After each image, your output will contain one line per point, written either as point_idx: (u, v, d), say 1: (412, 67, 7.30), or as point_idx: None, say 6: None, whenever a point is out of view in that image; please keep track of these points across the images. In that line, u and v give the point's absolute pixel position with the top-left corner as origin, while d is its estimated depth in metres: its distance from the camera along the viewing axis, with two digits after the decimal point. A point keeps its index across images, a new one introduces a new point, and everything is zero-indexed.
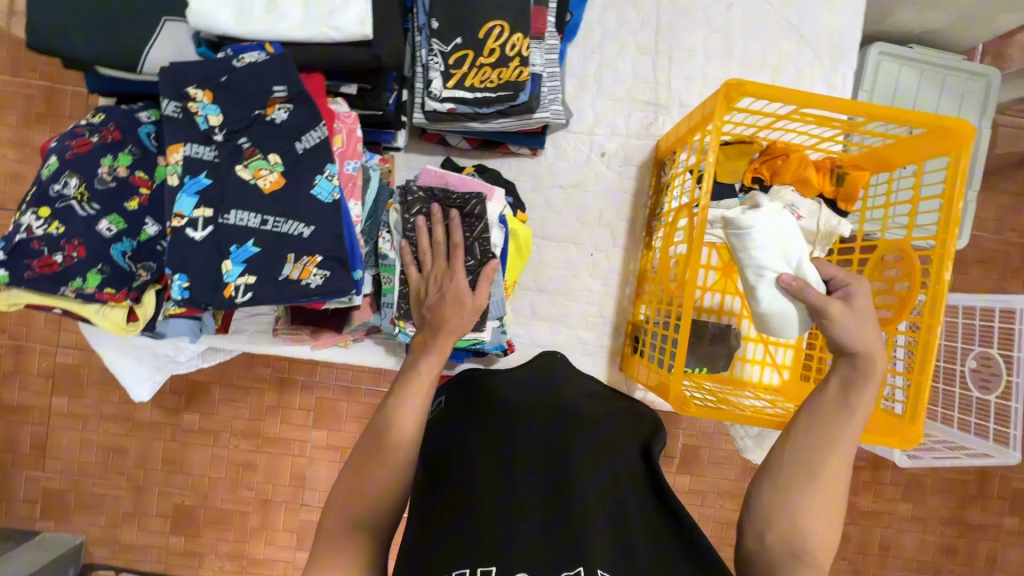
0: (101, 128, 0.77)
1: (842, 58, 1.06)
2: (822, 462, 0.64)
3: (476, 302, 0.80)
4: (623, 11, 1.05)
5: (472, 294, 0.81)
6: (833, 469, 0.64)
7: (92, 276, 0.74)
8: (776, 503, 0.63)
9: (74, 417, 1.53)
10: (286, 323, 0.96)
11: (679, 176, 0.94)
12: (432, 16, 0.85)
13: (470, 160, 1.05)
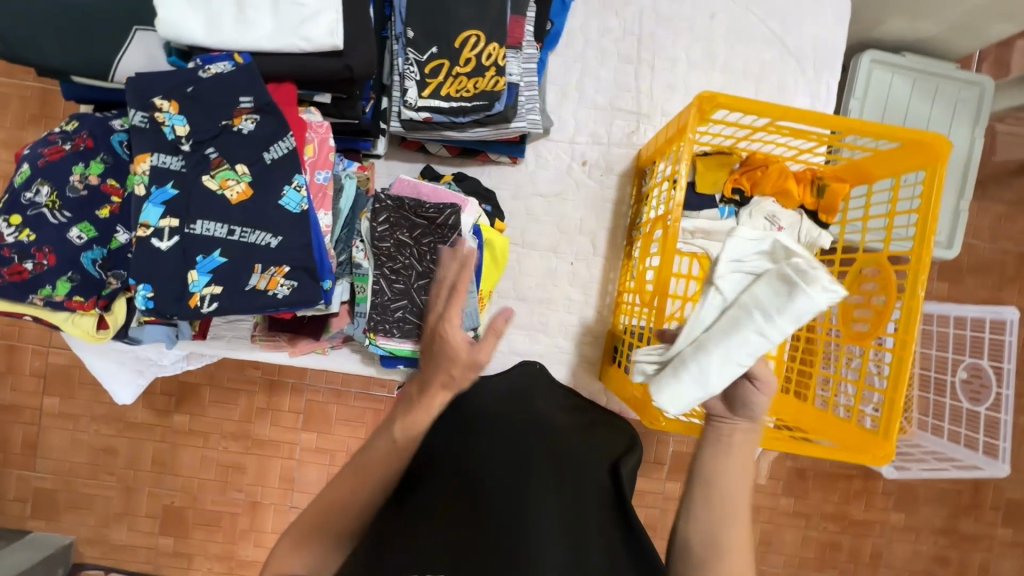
0: (74, 136, 0.77)
1: (827, 68, 1.06)
2: (728, 530, 0.60)
3: (474, 358, 0.63)
4: (606, 20, 1.05)
5: (470, 349, 0.63)
6: (739, 534, 0.61)
7: (62, 284, 0.74)
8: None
9: (64, 417, 1.53)
10: (263, 330, 0.97)
11: (657, 186, 0.93)
12: (408, 25, 0.85)
13: (450, 167, 1.05)
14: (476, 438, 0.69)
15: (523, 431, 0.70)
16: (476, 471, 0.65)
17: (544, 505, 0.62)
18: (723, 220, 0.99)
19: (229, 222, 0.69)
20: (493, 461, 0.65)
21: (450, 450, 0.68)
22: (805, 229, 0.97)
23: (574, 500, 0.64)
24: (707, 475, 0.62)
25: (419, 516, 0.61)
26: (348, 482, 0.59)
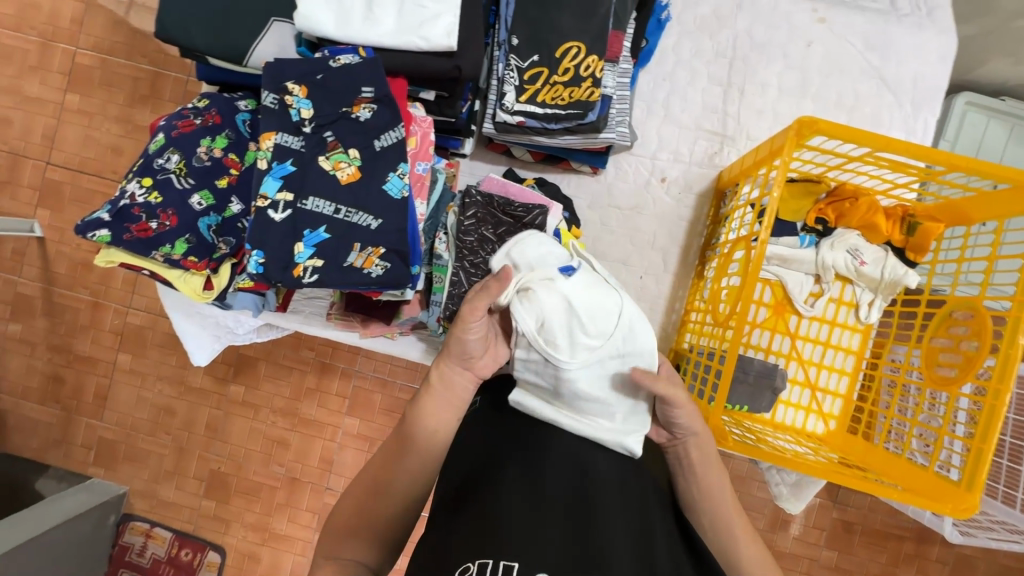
0: (204, 112, 0.85)
1: (925, 105, 1.03)
2: (734, 550, 0.68)
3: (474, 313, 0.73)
4: (699, 42, 1.06)
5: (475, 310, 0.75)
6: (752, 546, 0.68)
7: (180, 244, 0.81)
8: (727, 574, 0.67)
9: (134, 373, 1.65)
10: (338, 309, 1.00)
11: (740, 209, 0.93)
12: (513, 33, 0.89)
13: (532, 172, 1.08)
14: (540, 438, 0.69)
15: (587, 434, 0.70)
16: (542, 465, 0.65)
17: (614, 507, 0.61)
18: (803, 248, 0.99)
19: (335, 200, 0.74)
20: (560, 459, 0.66)
21: (515, 443, 0.69)
22: (890, 267, 0.95)
23: (640, 506, 0.64)
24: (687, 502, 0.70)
25: (481, 506, 0.61)
26: (377, 484, 0.68)
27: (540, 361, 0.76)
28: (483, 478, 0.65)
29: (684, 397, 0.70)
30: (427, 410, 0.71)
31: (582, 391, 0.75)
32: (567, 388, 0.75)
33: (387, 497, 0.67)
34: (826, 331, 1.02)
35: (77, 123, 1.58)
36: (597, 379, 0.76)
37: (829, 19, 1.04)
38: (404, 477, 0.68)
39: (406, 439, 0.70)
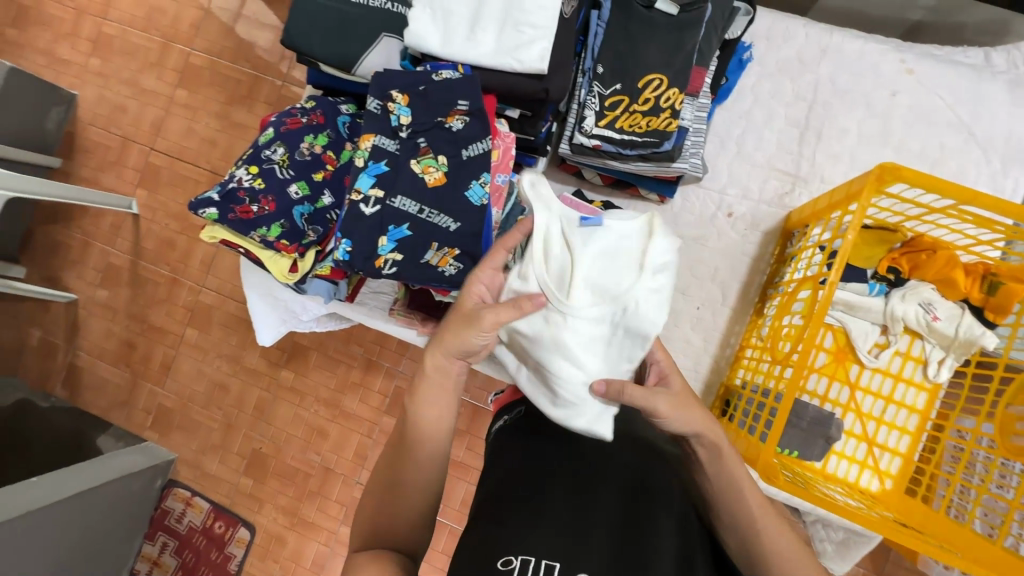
0: (310, 112, 0.94)
1: (1016, 165, 1.00)
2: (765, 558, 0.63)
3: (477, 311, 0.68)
4: (780, 84, 1.08)
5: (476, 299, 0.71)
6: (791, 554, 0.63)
7: (275, 227, 0.89)
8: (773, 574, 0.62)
9: (198, 348, 1.77)
10: (403, 306, 1.06)
11: (808, 250, 0.92)
12: (599, 62, 0.94)
13: (600, 196, 1.12)
14: (585, 451, 0.75)
15: (640, 458, 0.74)
16: (596, 484, 0.70)
17: (663, 532, 0.65)
18: (871, 297, 0.97)
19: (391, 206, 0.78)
20: (611, 478, 0.71)
21: (564, 454, 0.74)
22: (965, 325, 0.92)
23: (681, 527, 0.67)
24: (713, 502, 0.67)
25: (531, 507, 0.68)
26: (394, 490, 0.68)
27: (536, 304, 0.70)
28: (531, 483, 0.71)
29: (669, 407, 0.66)
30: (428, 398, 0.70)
31: (563, 349, 0.68)
32: (547, 338, 0.68)
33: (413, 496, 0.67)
34: (891, 385, 0.98)
35: (183, 115, 1.75)
36: (589, 344, 0.68)
37: (918, 70, 1.04)
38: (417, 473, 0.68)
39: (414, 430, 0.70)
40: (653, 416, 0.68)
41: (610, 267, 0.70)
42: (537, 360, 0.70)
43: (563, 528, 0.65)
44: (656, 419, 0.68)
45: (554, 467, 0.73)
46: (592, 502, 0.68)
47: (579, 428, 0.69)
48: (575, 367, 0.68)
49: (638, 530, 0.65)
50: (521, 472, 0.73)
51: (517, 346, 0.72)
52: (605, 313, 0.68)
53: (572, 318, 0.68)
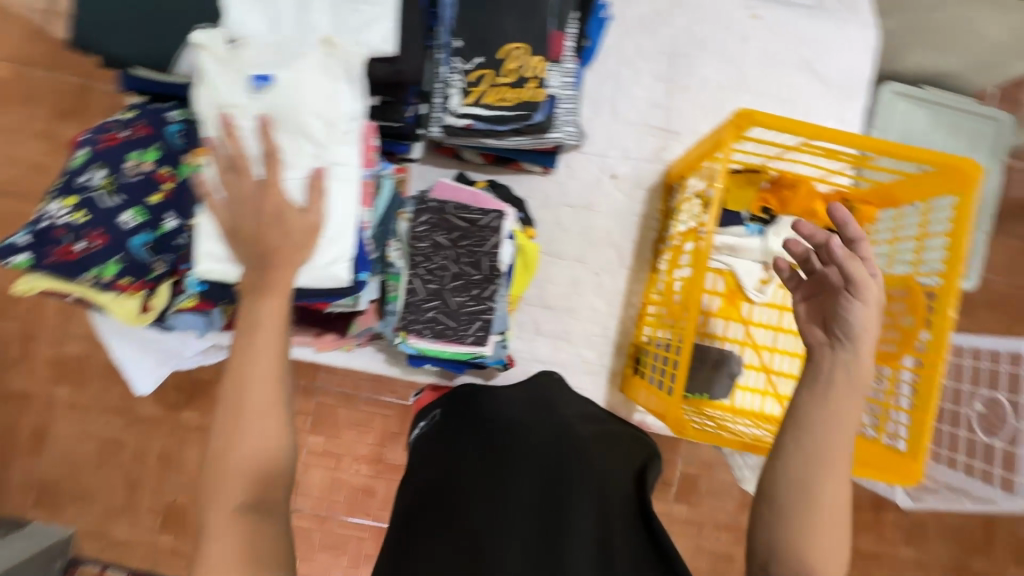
0: (133, 125, 0.80)
1: (855, 95, 1.09)
2: (819, 479, 0.63)
3: (305, 220, 0.67)
4: (641, 40, 1.08)
5: (298, 212, 0.68)
6: (828, 500, 0.63)
7: (111, 266, 0.76)
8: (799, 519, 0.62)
9: (75, 407, 1.52)
10: (291, 324, 0.96)
11: (688, 202, 0.95)
12: (456, 35, 0.88)
13: (486, 174, 1.07)
14: (506, 444, 0.72)
15: (554, 447, 0.72)
16: (508, 486, 0.66)
17: (581, 521, 0.62)
18: (749, 237, 1.00)
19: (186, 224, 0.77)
20: (524, 475, 0.67)
21: (483, 451, 0.72)
22: None
23: (602, 517, 0.64)
24: (802, 421, 0.66)
25: (444, 515, 0.65)
26: (236, 425, 0.59)
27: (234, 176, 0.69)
28: (447, 490, 0.68)
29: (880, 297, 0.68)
30: (263, 302, 0.63)
31: None
32: None
33: (263, 425, 0.60)
34: (777, 316, 1.05)
35: None
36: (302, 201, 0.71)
37: (761, 15, 1.08)
38: (258, 401, 0.60)
39: (243, 340, 0.62)
40: (848, 293, 0.69)
41: (292, 118, 0.70)
42: None
43: (479, 530, 0.61)
44: (848, 297, 0.69)
45: (464, 479, 0.69)
46: (506, 506, 0.64)
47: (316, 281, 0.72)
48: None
49: (555, 522, 0.62)
50: (430, 495, 0.69)
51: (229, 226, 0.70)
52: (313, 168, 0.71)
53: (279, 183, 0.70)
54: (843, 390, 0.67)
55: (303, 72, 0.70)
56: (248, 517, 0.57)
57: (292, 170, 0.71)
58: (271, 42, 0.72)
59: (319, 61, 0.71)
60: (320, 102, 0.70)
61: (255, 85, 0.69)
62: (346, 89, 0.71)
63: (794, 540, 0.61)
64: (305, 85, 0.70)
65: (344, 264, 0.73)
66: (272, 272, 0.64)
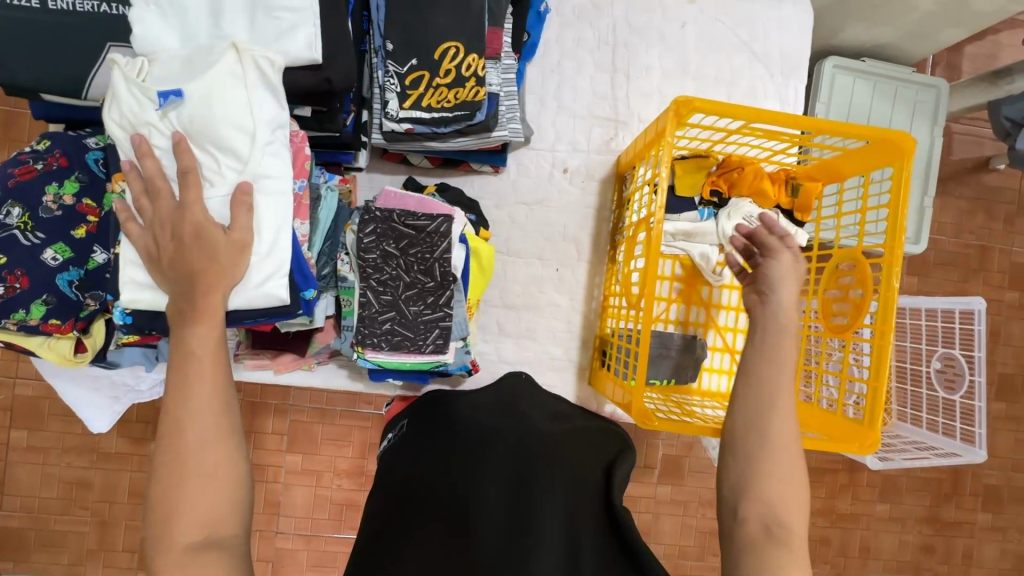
0: (46, 156, 0.75)
1: (795, 73, 1.10)
2: (771, 416, 0.66)
3: (231, 239, 0.65)
4: (581, 31, 1.07)
5: (223, 231, 0.65)
6: (783, 439, 0.65)
7: (36, 307, 0.72)
8: (751, 458, 0.65)
9: (32, 451, 1.39)
10: (247, 348, 0.93)
11: (638, 191, 0.95)
12: (387, 38, 0.86)
13: (433, 178, 1.05)
14: (468, 449, 0.70)
15: (517, 449, 0.70)
16: (472, 492, 0.64)
17: (547, 524, 0.60)
18: (703, 221, 1.00)
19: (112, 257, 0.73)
20: (489, 480, 0.65)
21: (444, 456, 0.70)
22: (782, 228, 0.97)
23: (569, 512, 0.63)
24: (753, 360, 0.70)
25: (405, 530, 0.62)
26: (182, 464, 0.57)
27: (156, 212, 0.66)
28: (410, 501, 0.66)
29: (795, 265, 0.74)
30: (196, 330, 0.61)
31: None
32: None
33: (210, 458, 0.58)
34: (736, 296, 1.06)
35: None
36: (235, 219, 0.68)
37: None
38: (201, 435, 0.58)
39: (181, 371, 0.59)
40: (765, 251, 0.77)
41: (210, 135, 0.67)
42: None
43: (441, 544, 0.59)
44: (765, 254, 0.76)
45: (428, 490, 0.66)
46: (470, 513, 0.62)
47: (252, 301, 0.69)
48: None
49: (521, 528, 0.60)
50: (392, 510, 0.66)
51: None
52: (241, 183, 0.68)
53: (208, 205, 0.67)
54: (777, 335, 0.71)
55: (216, 86, 0.67)
56: (208, 557, 0.55)
57: (213, 187, 0.68)
58: (179, 57, 0.69)
59: (232, 72, 0.68)
60: (238, 115, 0.68)
61: (165, 100, 0.66)
62: (266, 98, 0.69)
63: (754, 477, 0.63)
64: (219, 98, 0.67)
65: (278, 281, 0.70)
66: (203, 296, 0.62)
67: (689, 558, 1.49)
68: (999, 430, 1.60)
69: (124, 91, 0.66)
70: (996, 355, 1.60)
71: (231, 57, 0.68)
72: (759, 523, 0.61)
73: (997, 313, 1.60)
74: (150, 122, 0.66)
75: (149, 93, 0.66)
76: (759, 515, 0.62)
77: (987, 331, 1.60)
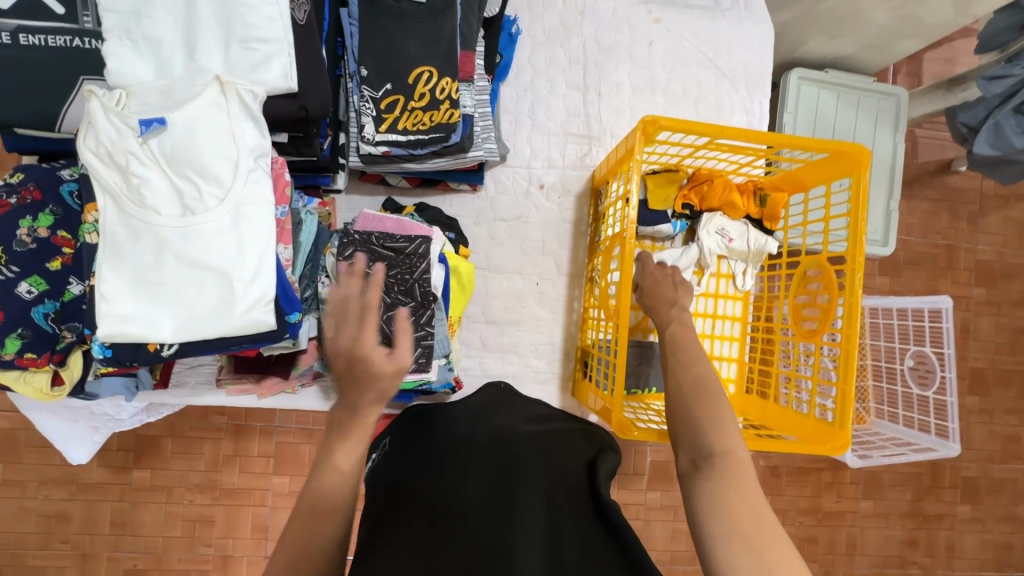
0: (19, 188, 0.74)
1: (759, 87, 1.15)
2: (695, 358, 0.73)
3: (395, 365, 0.59)
4: (552, 51, 1.10)
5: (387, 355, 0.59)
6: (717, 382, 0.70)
7: (11, 342, 0.73)
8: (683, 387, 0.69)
9: (8, 485, 1.36)
10: (229, 372, 0.93)
11: (612, 205, 0.97)
12: (361, 64, 0.87)
13: (412, 199, 1.07)
14: (447, 453, 0.69)
15: (497, 449, 0.69)
16: (456, 496, 0.63)
17: (531, 523, 0.59)
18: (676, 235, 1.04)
19: (87, 288, 0.73)
20: (473, 486, 0.64)
21: (422, 460, 0.69)
22: (753, 237, 1.03)
23: (551, 512, 0.61)
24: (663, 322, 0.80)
25: (387, 535, 0.61)
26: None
27: (142, 243, 0.68)
28: (391, 505, 0.65)
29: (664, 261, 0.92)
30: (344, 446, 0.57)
31: (190, 262, 0.68)
32: (172, 259, 0.68)
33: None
34: (712, 304, 1.09)
35: None
36: (217, 244, 0.69)
37: (663, 18, 1.13)
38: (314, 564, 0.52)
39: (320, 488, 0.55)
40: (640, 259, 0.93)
41: (192, 163, 0.68)
42: (167, 286, 0.68)
43: (423, 549, 0.58)
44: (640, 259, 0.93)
45: (410, 499, 0.65)
46: (450, 519, 0.60)
47: (237, 326, 0.69)
48: (202, 279, 0.69)
49: (502, 529, 0.58)
50: (376, 514, 0.65)
51: (142, 285, 0.68)
52: (221, 209, 0.69)
53: (192, 232, 0.68)
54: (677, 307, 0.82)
55: (198, 116, 0.68)
56: None
57: (165, 214, 0.68)
58: (158, 89, 0.69)
59: (216, 103, 0.69)
60: (220, 144, 0.69)
61: (146, 128, 0.66)
62: (249, 127, 0.70)
63: (682, 426, 0.66)
64: (201, 128, 0.68)
65: (265, 306, 0.70)
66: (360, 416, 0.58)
67: (681, 563, 1.51)
68: (973, 423, 1.65)
69: (106, 122, 0.67)
70: (967, 350, 1.66)
71: (214, 87, 0.69)
72: (688, 461, 0.63)
73: (967, 309, 1.66)
74: (131, 151, 0.67)
75: (130, 123, 0.66)
76: (688, 454, 0.64)
77: (957, 327, 1.66)
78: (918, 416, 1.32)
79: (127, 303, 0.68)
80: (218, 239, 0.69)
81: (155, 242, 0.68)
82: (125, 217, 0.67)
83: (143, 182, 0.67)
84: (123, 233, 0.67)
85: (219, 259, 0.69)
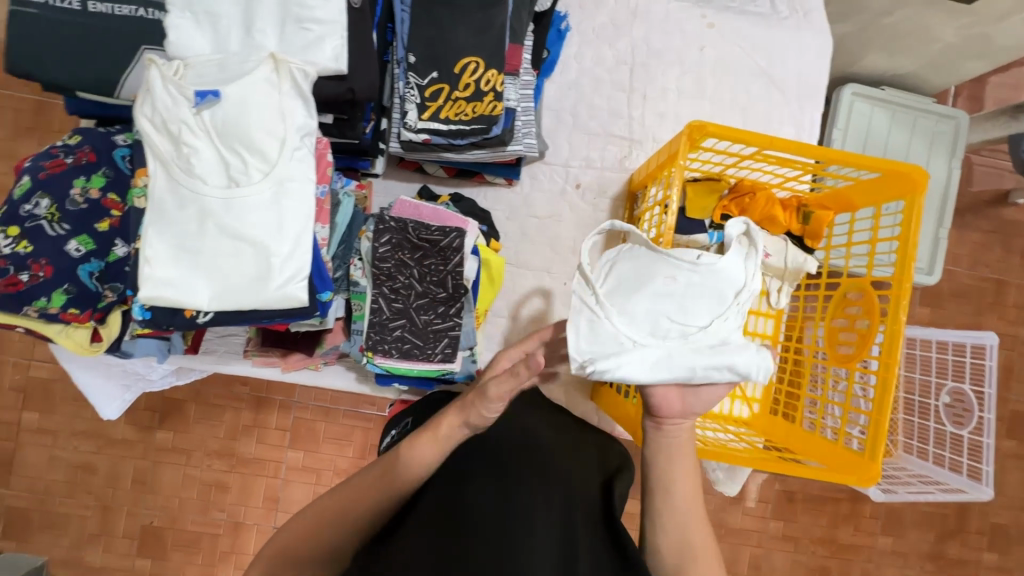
0: (76, 150, 0.77)
1: (811, 100, 1.11)
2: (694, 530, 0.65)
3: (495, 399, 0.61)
4: (600, 50, 1.09)
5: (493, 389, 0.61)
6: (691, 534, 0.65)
7: (58, 296, 0.75)
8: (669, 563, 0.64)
9: (43, 433, 1.42)
10: (257, 345, 0.94)
11: (649, 210, 0.96)
12: (410, 50, 0.88)
13: (448, 188, 1.07)
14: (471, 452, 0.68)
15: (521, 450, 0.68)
16: (475, 493, 0.62)
17: (546, 535, 0.58)
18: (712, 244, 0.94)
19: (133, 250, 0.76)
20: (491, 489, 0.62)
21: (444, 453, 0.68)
22: (791, 255, 0.98)
23: (567, 519, 0.62)
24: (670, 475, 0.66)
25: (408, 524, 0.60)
26: (337, 497, 0.61)
27: (187, 209, 0.70)
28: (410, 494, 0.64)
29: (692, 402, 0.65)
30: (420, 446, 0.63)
31: (231, 232, 0.70)
32: (214, 228, 0.70)
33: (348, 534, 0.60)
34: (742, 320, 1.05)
35: None
36: (258, 217, 0.70)
37: (717, 23, 1.10)
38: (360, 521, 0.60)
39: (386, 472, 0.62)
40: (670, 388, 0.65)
41: (242, 136, 0.70)
42: (206, 254, 0.70)
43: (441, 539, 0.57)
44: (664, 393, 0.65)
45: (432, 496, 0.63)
46: (466, 515, 0.59)
47: (270, 298, 0.70)
48: (241, 250, 0.70)
49: (518, 530, 0.58)
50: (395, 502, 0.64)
51: (182, 251, 0.70)
52: (264, 183, 0.70)
53: (235, 203, 0.69)
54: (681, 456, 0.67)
55: (251, 91, 0.70)
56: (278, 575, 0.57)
57: (211, 183, 0.69)
58: (214, 62, 0.71)
59: (269, 79, 0.71)
60: (269, 120, 0.70)
61: (201, 99, 0.69)
62: (297, 104, 0.71)
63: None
64: (253, 103, 0.70)
65: (298, 282, 0.71)
66: (438, 419, 0.64)
67: None
68: (1008, 468, 1.57)
69: (162, 89, 0.69)
70: (1009, 391, 1.58)
71: (268, 65, 0.71)
72: None
73: (1012, 348, 1.58)
74: (185, 121, 0.69)
75: (186, 93, 0.68)
76: None
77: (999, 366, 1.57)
78: (949, 455, 1.26)
79: (168, 268, 0.70)
80: (259, 214, 0.70)
81: (199, 210, 0.69)
82: (173, 184, 0.70)
83: (192, 151, 0.69)
84: (170, 198, 0.70)
85: (258, 232, 0.70)
